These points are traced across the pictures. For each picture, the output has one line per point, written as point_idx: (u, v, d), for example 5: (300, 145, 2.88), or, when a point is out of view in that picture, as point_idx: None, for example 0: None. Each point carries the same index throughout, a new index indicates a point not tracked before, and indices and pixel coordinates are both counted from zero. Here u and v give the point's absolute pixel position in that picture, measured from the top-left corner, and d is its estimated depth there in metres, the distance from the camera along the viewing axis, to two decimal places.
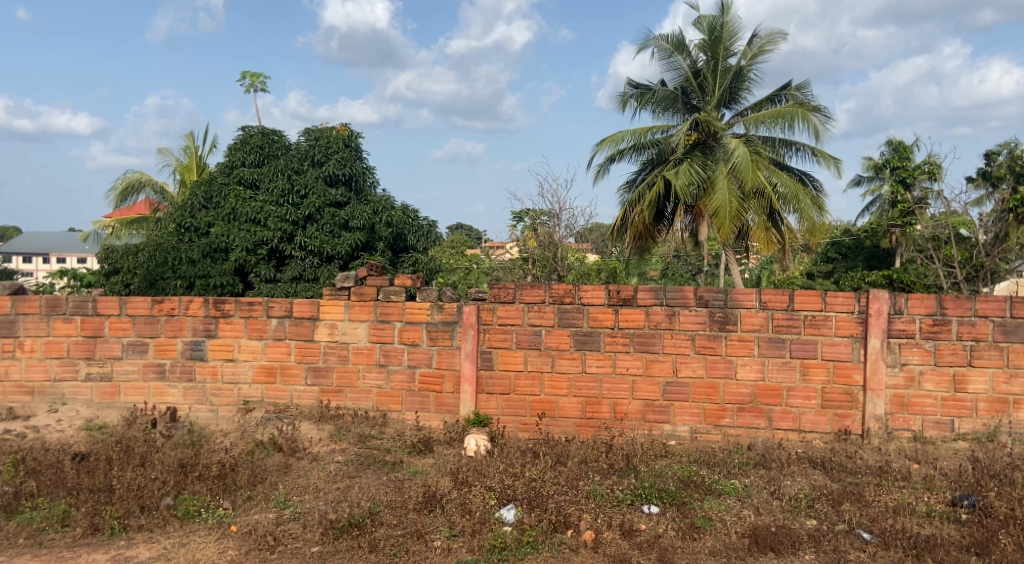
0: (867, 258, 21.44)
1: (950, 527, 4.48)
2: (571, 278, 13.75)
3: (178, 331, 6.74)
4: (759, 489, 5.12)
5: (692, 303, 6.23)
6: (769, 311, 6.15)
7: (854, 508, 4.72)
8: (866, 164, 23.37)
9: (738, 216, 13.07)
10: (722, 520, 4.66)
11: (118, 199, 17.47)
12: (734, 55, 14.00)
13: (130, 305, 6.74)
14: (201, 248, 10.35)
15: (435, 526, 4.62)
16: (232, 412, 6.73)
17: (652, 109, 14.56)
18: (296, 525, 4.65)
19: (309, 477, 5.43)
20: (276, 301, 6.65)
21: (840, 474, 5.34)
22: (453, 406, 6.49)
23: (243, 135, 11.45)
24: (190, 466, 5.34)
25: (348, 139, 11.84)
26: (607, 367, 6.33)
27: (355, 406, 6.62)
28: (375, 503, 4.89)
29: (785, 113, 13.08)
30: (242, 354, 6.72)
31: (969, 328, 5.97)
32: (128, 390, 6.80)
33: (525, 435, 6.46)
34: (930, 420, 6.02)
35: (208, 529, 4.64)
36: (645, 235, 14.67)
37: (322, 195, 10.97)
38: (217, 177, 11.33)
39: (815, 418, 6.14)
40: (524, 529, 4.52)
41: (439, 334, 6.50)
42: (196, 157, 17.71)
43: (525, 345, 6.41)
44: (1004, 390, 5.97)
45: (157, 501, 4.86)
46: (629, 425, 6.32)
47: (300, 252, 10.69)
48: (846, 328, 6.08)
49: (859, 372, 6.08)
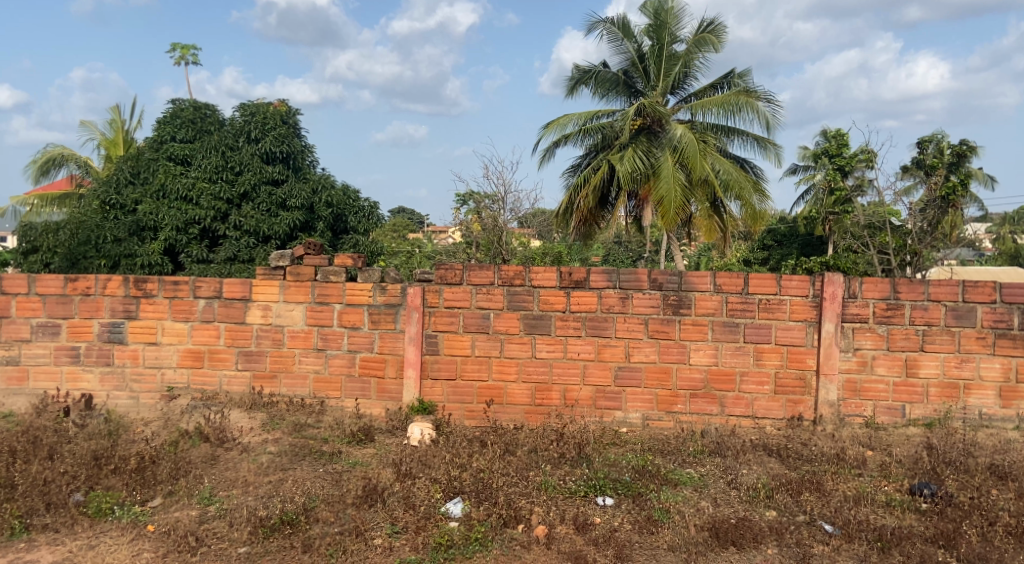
0: (802, 246, 21.89)
1: (911, 517, 4.37)
2: (515, 262, 13.53)
3: (94, 313, 6.20)
4: (715, 479, 4.94)
5: (645, 286, 6.00)
6: (723, 295, 5.97)
7: (814, 498, 4.58)
8: (802, 153, 23.80)
9: (684, 205, 12.84)
10: (680, 512, 4.42)
11: (37, 175, 16.45)
12: (680, 41, 13.86)
13: (40, 283, 6.17)
14: (128, 225, 9.83)
15: (375, 523, 4.29)
16: (155, 399, 6.23)
17: (597, 93, 14.38)
18: (222, 523, 4.24)
19: (238, 469, 5.00)
20: (204, 281, 6.18)
21: (796, 462, 5.20)
22: (396, 392, 6.14)
23: (174, 109, 10.76)
24: (106, 458, 4.87)
25: (285, 116, 11.15)
26: (558, 352, 6.07)
27: (289, 393, 6.21)
28: (310, 498, 4.51)
29: (730, 100, 12.99)
30: (165, 337, 6.22)
31: (922, 312, 5.90)
32: (37, 375, 6.23)
33: (471, 423, 6.15)
34: (882, 405, 5.95)
35: (122, 529, 4.18)
36: (589, 220, 14.44)
37: (257, 172, 10.37)
38: (144, 151, 10.60)
39: (768, 404, 6.01)
40: (472, 524, 4.23)
41: (381, 317, 6.13)
42: (122, 132, 16.79)
43: (471, 330, 6.10)
44: (955, 374, 5.91)
45: (64, 498, 4.39)
46: (579, 413, 6.08)
47: (234, 232, 10.14)
48: (801, 312, 5.94)
49: (812, 357, 5.96)
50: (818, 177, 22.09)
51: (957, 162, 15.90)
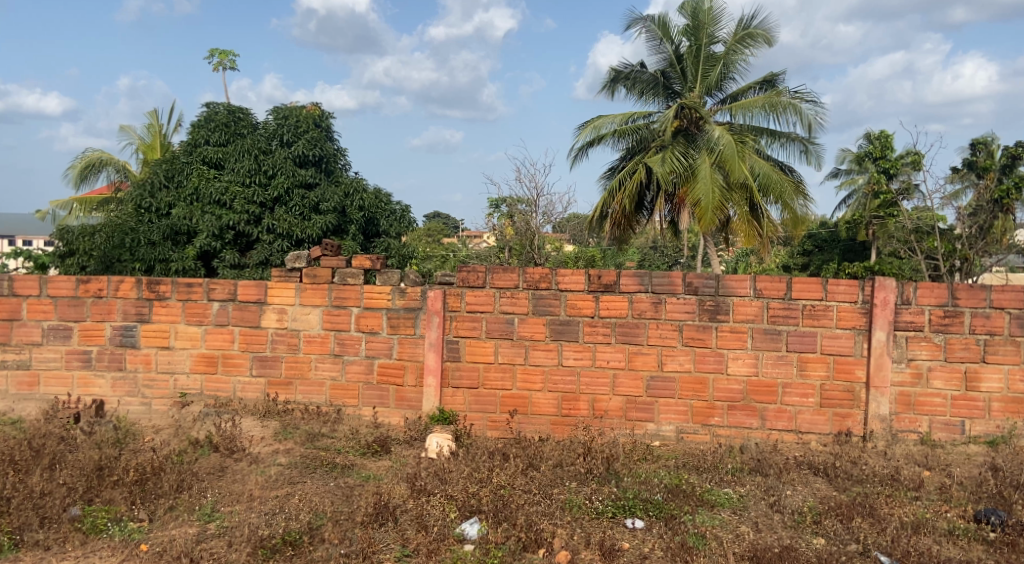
0: (843, 251, 21.16)
1: (978, 549, 3.95)
2: (548, 265, 13.15)
3: (106, 315, 6.00)
4: (756, 500, 4.53)
5: (680, 290, 5.61)
6: (764, 300, 5.56)
7: (867, 525, 4.14)
8: (845, 155, 23.05)
9: (721, 207, 12.38)
10: (717, 538, 4.04)
11: (76, 179, 16.56)
12: (719, 41, 13.37)
13: (52, 285, 5.98)
14: (162, 229, 9.60)
15: (385, 544, 4.00)
16: (167, 406, 6.01)
17: (634, 95, 13.99)
18: (220, 543, 3.95)
19: (245, 483, 4.73)
20: (218, 283, 5.94)
21: (845, 483, 4.77)
22: (415, 401, 5.84)
23: (207, 113, 10.51)
24: (109, 469, 4.63)
25: (317, 120, 11.10)
26: (586, 360, 5.71)
27: (305, 400, 5.94)
28: (317, 515, 4.22)
29: (770, 102, 12.50)
30: (179, 341, 6.00)
31: (984, 320, 5.43)
32: (48, 380, 6.05)
33: (494, 434, 5.82)
34: (939, 421, 5.48)
35: (114, 548, 3.93)
36: (624, 225, 13.97)
37: (290, 176, 10.21)
38: (179, 156, 10.35)
39: (813, 418, 5.57)
40: (487, 549, 3.91)
41: (401, 322, 5.83)
42: (159, 136, 16.83)
43: (495, 336, 5.77)
44: (1019, 388, 5.45)
45: (59, 512, 4.16)
46: (608, 424, 5.72)
47: (267, 236, 9.96)
48: (849, 319, 5.50)
49: (861, 368, 5.52)
50: (862, 181, 21.35)
51: (1011, 164, 14.57)
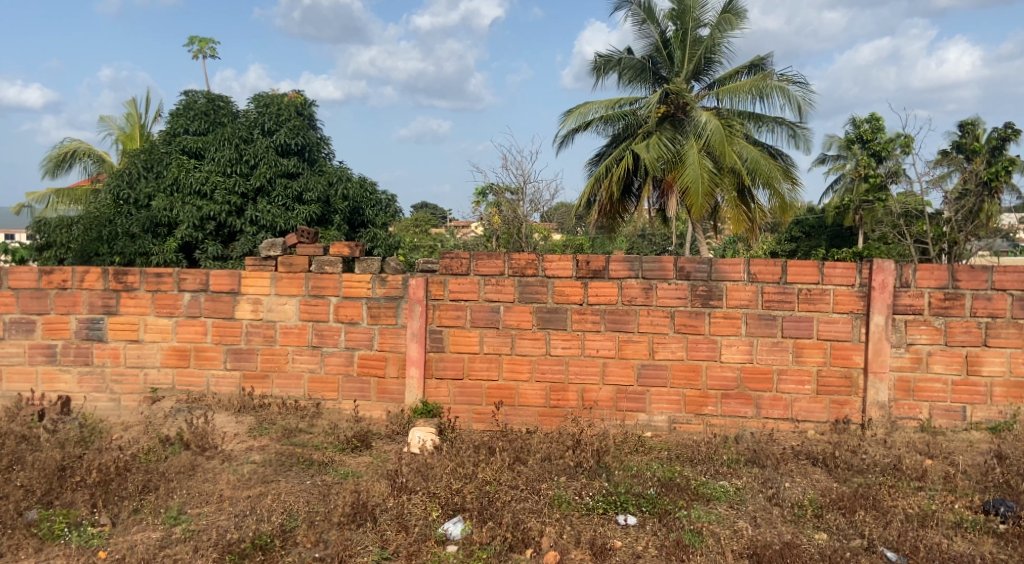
0: (831, 237, 21.11)
1: (988, 542, 3.76)
2: (536, 253, 12.97)
3: (71, 308, 5.72)
4: (753, 493, 4.32)
5: (671, 275, 5.39)
6: (758, 285, 5.35)
7: (871, 519, 3.94)
8: (831, 141, 22.97)
9: (710, 194, 12.15)
10: (714, 535, 3.83)
11: (52, 170, 16.13)
12: (706, 25, 13.12)
13: (13, 277, 5.71)
14: (141, 221, 9.38)
15: (363, 546, 3.76)
16: (137, 402, 5.74)
17: (620, 81, 13.71)
18: (185, 549, 3.71)
19: (216, 482, 4.49)
20: (189, 273, 5.67)
21: (846, 473, 4.58)
22: (398, 393, 5.60)
23: (186, 101, 10.17)
24: (72, 469, 4.38)
25: (299, 108, 10.74)
26: (574, 349, 5.48)
27: (282, 394, 5.69)
28: (290, 517, 3.98)
29: (757, 86, 12.28)
30: (148, 334, 5.73)
31: (985, 303, 5.24)
32: (11, 376, 5.78)
33: (480, 427, 5.59)
34: (939, 407, 5.30)
35: (69, 556, 3.67)
36: (612, 212, 13.75)
37: (272, 165, 9.87)
38: (157, 145, 9.96)
39: (809, 405, 5.38)
40: (471, 550, 3.70)
41: (381, 311, 5.58)
42: (138, 126, 16.43)
43: (480, 325, 5.53)
44: (1021, 372, 5.26)
45: (15, 517, 3.91)
46: (598, 415, 5.50)
47: (250, 227, 9.64)
48: (846, 303, 5.30)
49: (859, 354, 5.32)
50: (850, 166, 21.25)
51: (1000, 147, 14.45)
